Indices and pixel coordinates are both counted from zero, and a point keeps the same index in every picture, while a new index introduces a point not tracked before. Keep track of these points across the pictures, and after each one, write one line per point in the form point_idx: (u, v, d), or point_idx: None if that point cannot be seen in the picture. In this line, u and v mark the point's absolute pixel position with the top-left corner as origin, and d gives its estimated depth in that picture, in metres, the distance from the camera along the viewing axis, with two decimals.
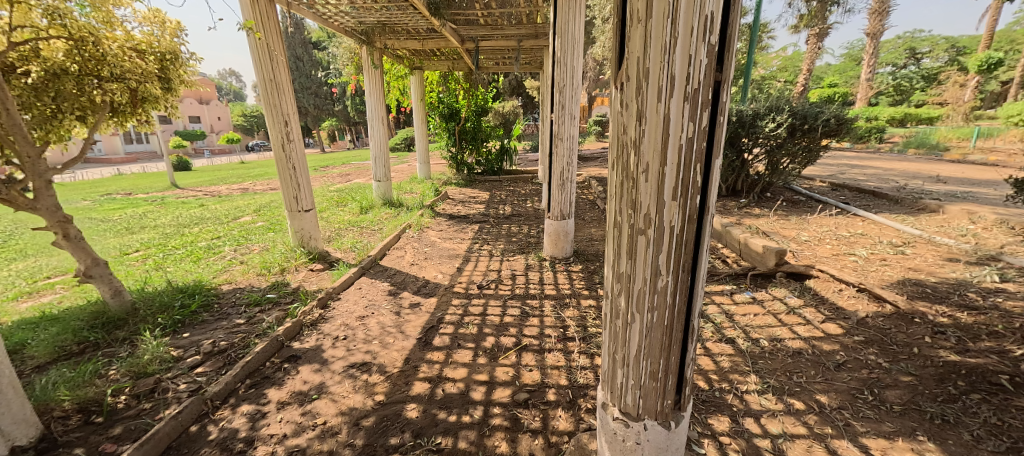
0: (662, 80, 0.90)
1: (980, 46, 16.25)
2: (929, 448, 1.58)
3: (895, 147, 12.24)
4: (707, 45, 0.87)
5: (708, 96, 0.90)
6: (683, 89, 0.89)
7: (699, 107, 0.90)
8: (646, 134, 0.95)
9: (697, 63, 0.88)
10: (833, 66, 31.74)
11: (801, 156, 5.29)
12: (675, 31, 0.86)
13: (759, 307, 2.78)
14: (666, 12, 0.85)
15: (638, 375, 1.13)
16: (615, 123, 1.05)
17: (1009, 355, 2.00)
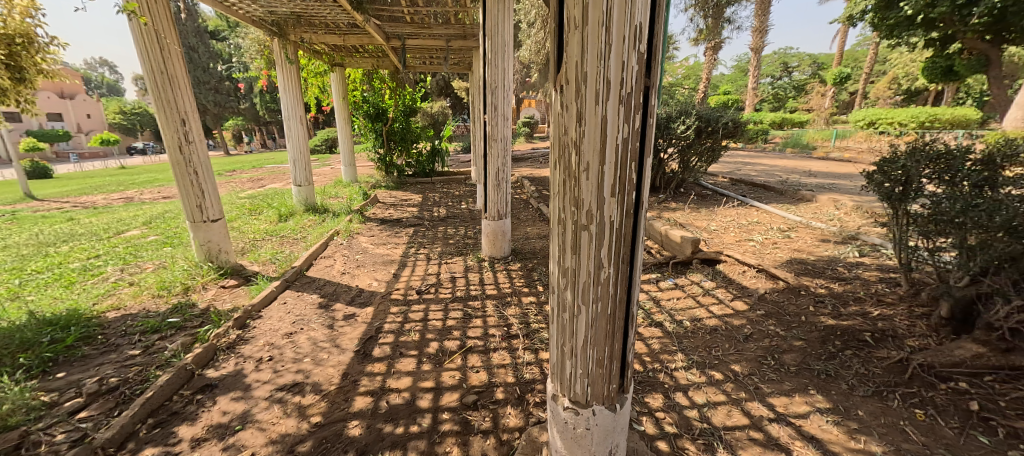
0: (598, 83, 0.95)
1: (834, 62, 19.27)
2: (819, 400, 1.86)
3: (777, 146, 14.21)
4: (637, 53, 0.94)
5: (640, 100, 0.98)
6: (617, 93, 0.96)
7: (631, 108, 0.97)
8: (586, 134, 1.00)
9: (629, 69, 0.95)
10: (726, 76, 35.93)
11: (706, 155, 5.90)
12: (610, 39, 0.92)
13: (681, 291, 3.06)
14: (601, 21, 0.91)
15: (586, 364, 1.19)
16: (556, 124, 1.08)
17: (870, 315, 2.43)
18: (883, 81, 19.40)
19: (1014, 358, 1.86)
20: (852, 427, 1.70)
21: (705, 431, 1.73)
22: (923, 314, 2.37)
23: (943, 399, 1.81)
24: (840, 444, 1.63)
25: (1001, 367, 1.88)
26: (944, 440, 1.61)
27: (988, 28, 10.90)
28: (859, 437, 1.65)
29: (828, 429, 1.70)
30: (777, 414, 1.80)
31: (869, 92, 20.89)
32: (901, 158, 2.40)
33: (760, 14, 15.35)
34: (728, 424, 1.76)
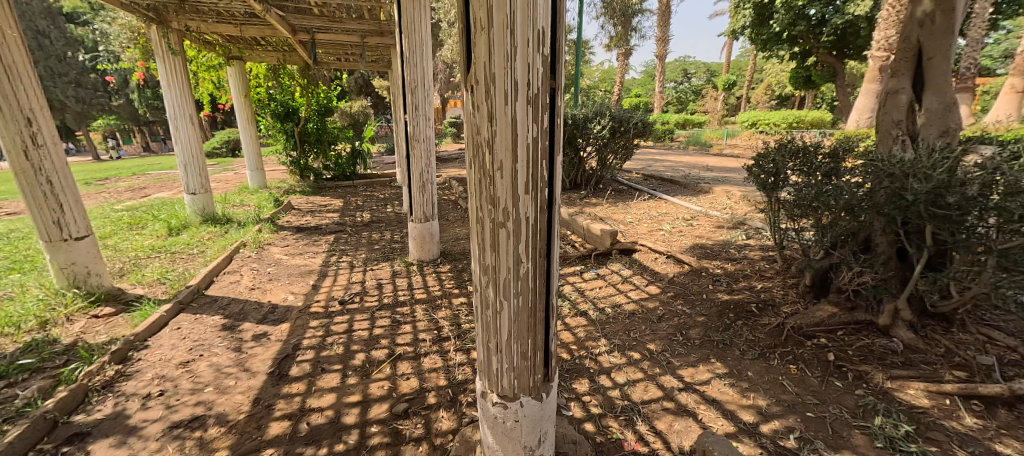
0: (507, 83, 0.98)
1: (723, 70, 21.86)
2: (718, 366, 2.10)
3: (681, 144, 15.69)
4: (541, 56, 0.99)
5: (546, 101, 1.03)
6: (525, 93, 1.00)
7: (539, 108, 1.02)
8: (498, 134, 1.03)
9: (535, 71, 0.99)
10: (636, 81, 38.93)
11: (621, 153, 6.33)
12: (514, 41, 0.95)
13: (602, 281, 3.26)
14: (505, 23, 0.93)
15: (511, 358, 1.22)
16: (468, 124, 1.09)
17: (756, 289, 2.80)
18: (761, 88, 22.42)
19: (857, 314, 2.28)
20: (744, 387, 1.95)
21: (625, 408, 1.86)
22: (795, 283, 2.78)
23: (809, 354, 2.16)
24: (735, 403, 1.86)
25: (848, 322, 2.29)
26: (812, 388, 1.92)
27: (834, 45, 13.13)
28: (749, 394, 1.90)
29: (725, 391, 1.93)
30: (685, 384, 2.00)
31: (751, 97, 23.99)
32: (772, 153, 2.79)
33: (662, 25, 16.88)
34: (644, 398, 1.92)
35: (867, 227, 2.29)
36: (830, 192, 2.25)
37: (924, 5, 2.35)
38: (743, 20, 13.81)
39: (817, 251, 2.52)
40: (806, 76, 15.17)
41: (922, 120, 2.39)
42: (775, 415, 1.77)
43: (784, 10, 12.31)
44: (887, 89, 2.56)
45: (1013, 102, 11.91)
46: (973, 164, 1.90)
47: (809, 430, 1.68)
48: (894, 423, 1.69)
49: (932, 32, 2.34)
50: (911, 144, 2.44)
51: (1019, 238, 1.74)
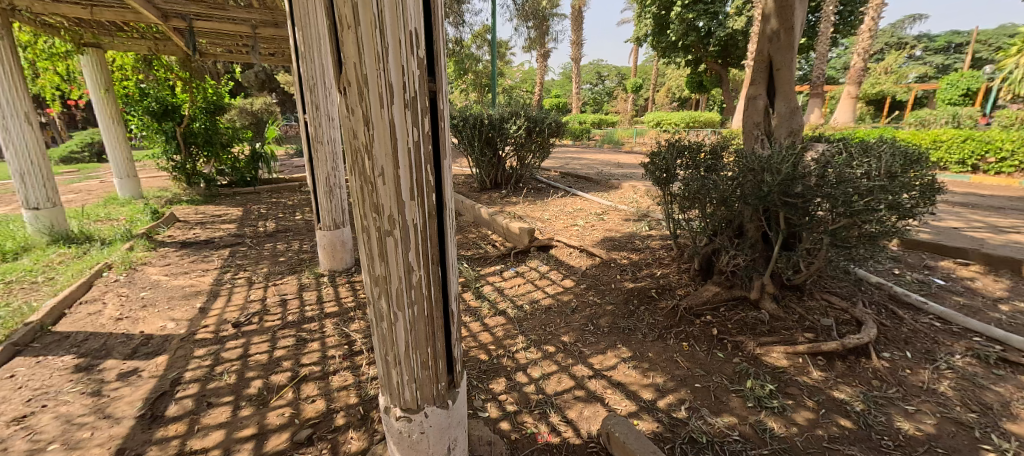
0: (381, 85, 0.95)
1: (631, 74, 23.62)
2: (624, 351, 2.31)
3: (597, 142, 16.62)
4: (416, 58, 0.99)
5: (425, 104, 1.03)
6: (402, 97, 0.98)
7: (418, 112, 1.01)
8: (376, 138, 0.99)
9: (410, 74, 0.98)
10: (554, 83, 40.46)
11: (538, 152, 6.47)
12: (385, 41, 0.93)
13: (521, 278, 3.35)
14: (373, 22, 0.90)
15: (411, 369, 1.19)
16: (343, 128, 1.03)
17: (655, 275, 3.08)
18: (663, 91, 24.63)
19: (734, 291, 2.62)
20: (645, 368, 2.17)
21: (540, 402, 1.94)
22: (686, 268, 3.11)
23: (698, 331, 2.46)
24: (637, 383, 2.06)
25: (727, 299, 2.64)
26: (699, 362, 2.21)
27: (719, 54, 14.75)
28: (649, 374, 2.12)
29: (629, 373, 2.13)
30: (594, 371, 2.15)
31: (656, 99, 26.23)
32: (664, 151, 3.09)
33: (576, 29, 17.79)
34: (557, 389, 2.02)
35: (738, 215, 2.59)
36: (708, 186, 2.55)
37: (772, 24, 2.79)
38: (645, 28, 15.05)
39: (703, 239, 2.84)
40: (699, 81, 16.95)
41: (775, 122, 2.81)
42: (669, 390, 2.00)
43: (678, 22, 13.66)
44: (750, 94, 2.98)
45: (851, 106, 14.42)
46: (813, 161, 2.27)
47: (697, 400, 1.93)
48: (762, 383, 2.03)
49: (779, 48, 2.78)
50: (768, 141, 2.85)
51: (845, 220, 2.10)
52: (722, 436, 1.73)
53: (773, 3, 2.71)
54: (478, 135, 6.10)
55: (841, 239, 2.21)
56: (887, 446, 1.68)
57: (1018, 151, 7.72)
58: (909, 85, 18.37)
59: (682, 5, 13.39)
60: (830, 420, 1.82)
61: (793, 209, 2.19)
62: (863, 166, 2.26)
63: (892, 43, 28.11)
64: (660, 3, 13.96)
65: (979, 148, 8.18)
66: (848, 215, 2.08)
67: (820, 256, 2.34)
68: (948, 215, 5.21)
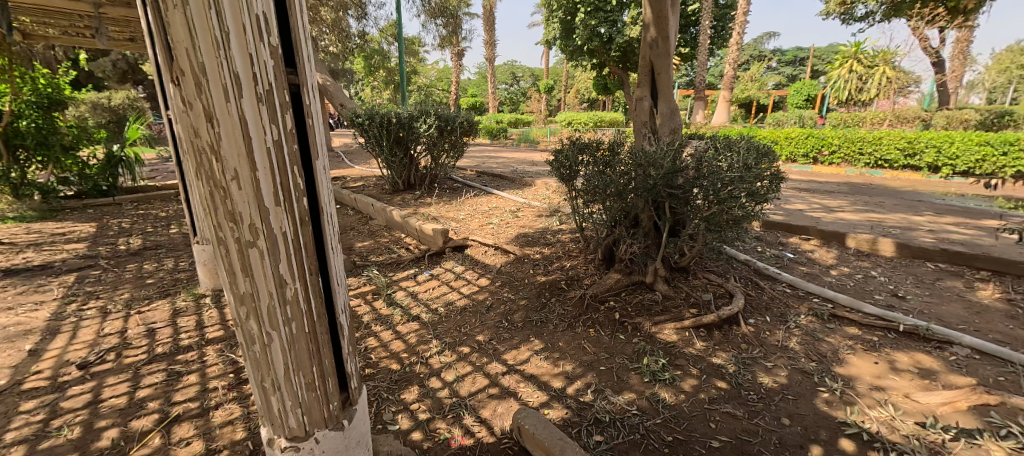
0: (223, 76, 0.84)
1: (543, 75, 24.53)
2: (537, 343, 2.77)
3: (514, 140, 16.94)
4: (267, 47, 0.90)
5: (282, 98, 0.95)
6: (253, 89, 0.88)
7: (274, 108, 0.93)
8: (224, 136, 0.87)
9: (261, 64, 0.89)
10: (470, 82, 40.52)
11: (451, 150, 6.33)
12: (225, 25, 0.82)
13: (436, 280, 3.65)
14: (206, 1, 0.79)
15: (295, 393, 1.10)
16: (178, 124, 0.88)
17: (563, 268, 3.55)
18: (573, 93, 26.01)
19: (632, 277, 3.19)
20: (556, 357, 2.63)
21: (453, 405, 2.18)
22: (589, 258, 3.62)
23: (603, 317, 3.00)
24: (548, 374, 2.49)
25: (627, 284, 3.21)
26: (604, 345, 2.74)
27: (620, 59, 15.55)
28: (559, 362, 2.60)
29: (541, 363, 2.58)
30: (508, 366, 2.54)
31: (567, 99, 27.56)
32: (566, 149, 3.36)
33: (489, 30, 18.07)
34: (471, 390, 2.30)
35: (634, 207, 3.02)
36: (605, 180, 2.92)
37: (651, 33, 3.28)
38: (553, 31, 15.74)
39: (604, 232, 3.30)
40: (603, 83, 18.15)
41: (659, 121, 3.32)
42: (576, 375, 2.48)
43: (583, 27, 14.56)
44: (638, 95, 3.45)
45: (726, 108, 16.41)
46: (690, 155, 2.78)
47: (602, 382, 2.42)
48: (656, 359, 2.60)
49: (657, 53, 3.29)
50: (653, 136, 3.34)
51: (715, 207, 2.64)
52: (622, 412, 2.20)
53: (652, 15, 3.18)
54: (387, 135, 5.87)
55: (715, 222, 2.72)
56: (751, 400, 2.33)
57: (844, 145, 9.44)
58: (769, 91, 21.64)
59: (585, 12, 14.28)
60: (710, 383, 2.44)
61: (676, 199, 2.73)
62: (727, 158, 2.74)
63: (754, 55, 32.96)
64: (566, 8, 14.70)
65: (818, 143, 9.85)
66: (717, 204, 2.63)
67: (699, 237, 2.85)
68: (797, 198, 6.26)
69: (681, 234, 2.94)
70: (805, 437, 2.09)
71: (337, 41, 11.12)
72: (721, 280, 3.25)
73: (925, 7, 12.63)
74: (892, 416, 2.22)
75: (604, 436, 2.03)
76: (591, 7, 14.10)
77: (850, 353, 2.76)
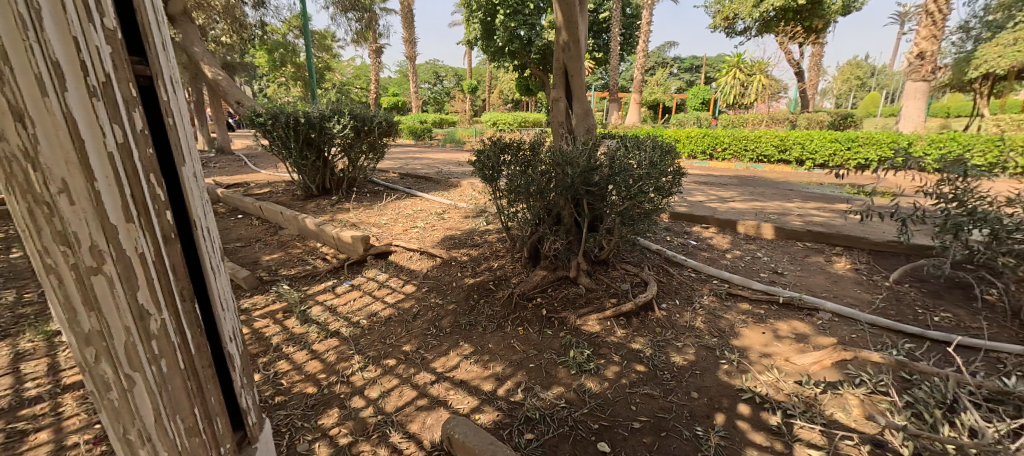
0: (36, 64, 0.68)
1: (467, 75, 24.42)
2: (466, 348, 2.80)
3: (439, 141, 16.67)
4: (101, 31, 0.77)
5: (126, 95, 0.82)
6: (84, 81, 0.74)
7: (116, 105, 0.80)
8: (44, 138, 0.71)
9: (95, 52, 0.76)
10: (391, 80, 39.09)
11: (370, 152, 6.04)
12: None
13: (357, 291, 3.52)
14: None
15: (170, 444, 0.94)
16: None
17: (490, 268, 3.58)
18: (496, 93, 26.30)
19: (557, 273, 3.31)
20: (486, 359, 2.69)
21: (378, 424, 2.17)
22: (516, 257, 3.69)
23: (531, 314, 3.08)
24: (478, 377, 2.54)
25: (553, 280, 3.32)
26: (533, 343, 2.83)
27: (541, 62, 16.06)
28: (488, 364, 2.65)
29: (471, 368, 2.62)
30: (437, 375, 2.56)
31: (491, 100, 27.79)
32: (488, 150, 3.41)
33: (408, 27, 17.61)
34: (398, 404, 2.32)
35: (556, 205, 3.16)
36: (527, 180, 3.01)
37: (563, 36, 3.40)
38: (473, 32, 15.73)
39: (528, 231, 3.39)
40: (526, 84, 18.58)
41: (574, 121, 3.46)
42: (506, 376, 2.55)
43: (502, 29, 14.77)
44: (554, 96, 3.57)
45: (638, 109, 17.63)
46: (604, 153, 2.99)
47: (531, 380, 2.51)
48: (581, 351, 2.73)
49: (570, 56, 3.44)
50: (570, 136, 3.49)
51: (628, 202, 2.86)
52: (552, 407, 2.31)
53: (563, 19, 3.31)
54: (295, 137, 5.43)
55: (628, 216, 2.95)
56: (665, 377, 2.57)
57: (733, 143, 10.66)
58: (673, 94, 23.78)
59: (504, 14, 14.50)
60: (630, 368, 2.63)
61: (593, 195, 2.92)
62: (636, 156, 2.97)
63: (659, 61, 36.05)
64: (485, 9, 14.76)
65: (713, 141, 11.00)
66: (630, 199, 2.86)
67: (615, 231, 3.08)
68: (698, 191, 6.95)
69: (599, 228, 3.15)
70: (711, 407, 2.36)
71: (234, 32, 10.01)
72: (636, 270, 3.48)
73: (789, 24, 14.76)
74: (777, 378, 2.58)
75: (535, 433, 2.13)
76: (510, 10, 14.34)
77: (743, 326, 3.14)
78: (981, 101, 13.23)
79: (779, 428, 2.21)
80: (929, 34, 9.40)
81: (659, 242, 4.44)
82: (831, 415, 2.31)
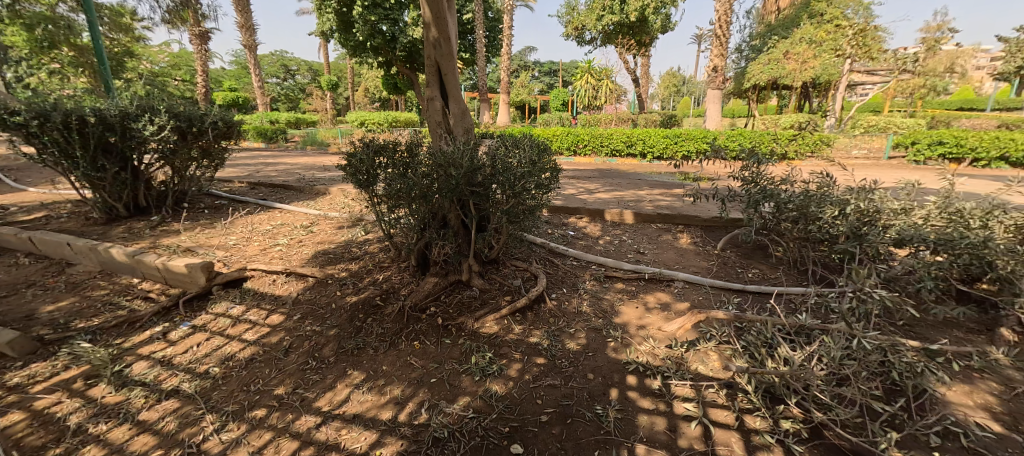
0: None
1: (325, 70, 22.18)
2: (356, 376, 2.48)
3: (297, 144, 14.75)
4: None
5: None
6: None
7: None
8: None
9: None
10: (226, 72, 33.32)
11: (205, 160, 4.99)
12: None
13: (203, 333, 2.84)
14: None
15: None
16: None
17: (375, 282, 3.26)
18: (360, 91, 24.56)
19: (449, 278, 3.18)
20: (381, 384, 2.41)
21: None
22: (403, 267, 3.44)
23: (426, 326, 2.89)
24: (374, 407, 2.27)
25: (445, 285, 3.18)
26: (431, 355, 2.65)
27: (407, 59, 15.44)
28: (384, 389, 2.39)
29: (363, 399, 2.32)
30: (323, 416, 2.21)
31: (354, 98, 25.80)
32: (360, 152, 3.08)
33: (243, 11, 15.17)
34: None
35: (441, 208, 3.02)
36: (408, 184, 2.80)
37: (433, 32, 3.26)
38: (328, 23, 14.24)
39: (414, 237, 3.18)
40: (393, 82, 17.69)
41: (452, 121, 3.35)
42: (406, 397, 2.33)
43: (362, 22, 13.66)
44: (428, 95, 3.40)
45: (506, 110, 18.29)
46: (485, 153, 2.96)
47: (434, 396, 2.34)
48: (483, 355, 2.65)
49: (441, 53, 3.32)
50: (449, 137, 3.38)
51: (513, 199, 2.90)
52: (460, 421, 2.18)
53: (430, 14, 3.16)
54: (84, 142, 4.14)
55: (513, 214, 2.96)
56: (563, 364, 2.66)
57: (592, 141, 11.81)
58: (536, 95, 25.42)
59: (362, 6, 13.45)
60: (530, 362, 2.65)
61: (478, 196, 2.88)
62: (517, 154, 3.00)
63: (520, 64, 38.09)
64: None
65: (575, 139, 11.99)
66: (515, 197, 2.89)
67: (503, 229, 3.08)
68: (569, 185, 7.51)
69: (487, 228, 3.12)
70: (605, 384, 2.52)
71: None
72: (526, 264, 3.57)
73: (625, 37, 17.00)
74: (654, 346, 2.90)
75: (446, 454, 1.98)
76: (368, 2, 13.39)
77: (621, 304, 3.45)
78: (754, 105, 17.28)
79: (662, 391, 2.48)
80: (721, 52, 11.81)
81: (542, 235, 4.64)
82: (696, 368, 2.70)
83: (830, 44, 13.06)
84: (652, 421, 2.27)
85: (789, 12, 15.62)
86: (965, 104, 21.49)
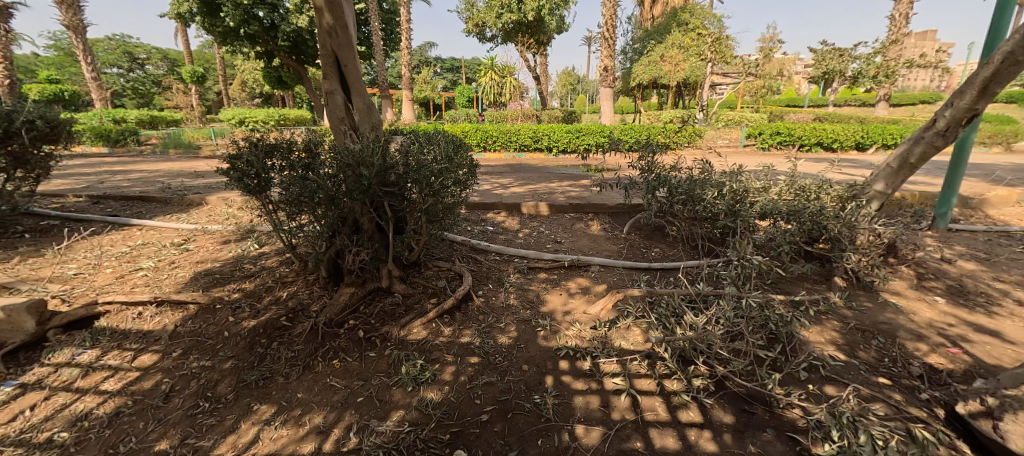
0: None
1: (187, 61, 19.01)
2: (265, 410, 2.13)
3: (156, 147, 12.34)
4: None
5: None
6: None
7: None
8: None
9: None
10: (44, 59, 26.68)
11: (18, 170, 3.89)
12: None
13: (40, 391, 2.20)
14: None
15: None
16: None
17: (277, 301, 2.85)
18: None
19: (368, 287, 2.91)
20: (297, 415, 2.10)
21: None
22: (311, 280, 3.06)
23: (346, 342, 2.60)
24: (290, 442, 1.96)
25: (363, 295, 2.91)
26: (355, 373, 2.39)
27: (292, 50, 13.96)
28: (302, 419, 2.08)
29: (276, 435, 1.99)
30: None
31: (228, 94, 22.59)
32: (246, 153, 2.65)
33: None
34: None
35: (351, 212, 2.74)
36: (311, 186, 2.48)
37: (326, 19, 2.94)
38: (186, 4, 12.16)
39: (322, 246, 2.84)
40: (277, 76, 15.86)
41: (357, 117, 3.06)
42: (329, 423, 2.06)
43: (231, 5, 11.94)
44: (326, 89, 3.06)
45: (410, 107, 17.63)
46: (397, 149, 2.75)
47: (362, 416, 2.11)
48: (413, 363, 2.47)
49: (338, 43, 3.01)
50: (355, 134, 3.08)
51: (432, 197, 2.74)
52: (394, 437, 1.99)
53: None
54: None
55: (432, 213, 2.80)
56: (497, 360, 2.60)
57: (499, 136, 11.92)
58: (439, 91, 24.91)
59: None
60: (464, 363, 2.54)
61: (393, 196, 2.66)
62: (431, 151, 2.84)
63: (418, 62, 36.99)
64: None
65: (483, 135, 11.99)
66: (433, 194, 2.74)
67: (422, 229, 2.90)
68: (483, 180, 7.47)
69: (406, 229, 2.92)
70: (540, 373, 2.52)
71: None
72: (448, 264, 3.43)
73: (523, 36, 17.49)
74: (581, 329, 2.99)
75: None
76: None
77: (546, 293, 3.50)
78: (639, 102, 19.11)
79: (593, 371, 2.55)
80: (609, 52, 12.81)
81: (461, 233, 4.52)
82: (621, 344, 2.84)
83: (694, 49, 14.75)
84: (587, 400, 2.32)
85: (661, 20, 17.59)
86: (792, 102, 26.44)
